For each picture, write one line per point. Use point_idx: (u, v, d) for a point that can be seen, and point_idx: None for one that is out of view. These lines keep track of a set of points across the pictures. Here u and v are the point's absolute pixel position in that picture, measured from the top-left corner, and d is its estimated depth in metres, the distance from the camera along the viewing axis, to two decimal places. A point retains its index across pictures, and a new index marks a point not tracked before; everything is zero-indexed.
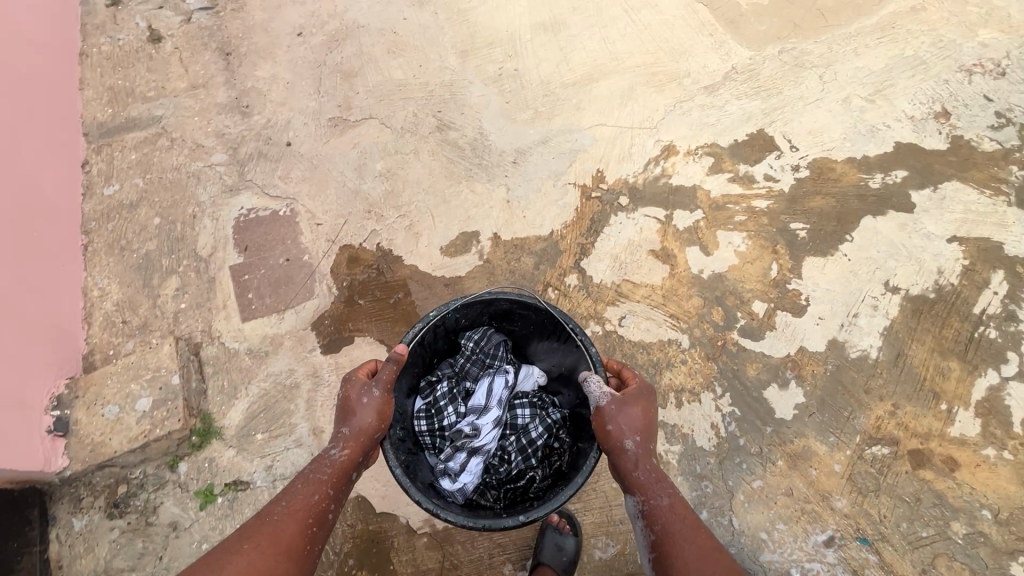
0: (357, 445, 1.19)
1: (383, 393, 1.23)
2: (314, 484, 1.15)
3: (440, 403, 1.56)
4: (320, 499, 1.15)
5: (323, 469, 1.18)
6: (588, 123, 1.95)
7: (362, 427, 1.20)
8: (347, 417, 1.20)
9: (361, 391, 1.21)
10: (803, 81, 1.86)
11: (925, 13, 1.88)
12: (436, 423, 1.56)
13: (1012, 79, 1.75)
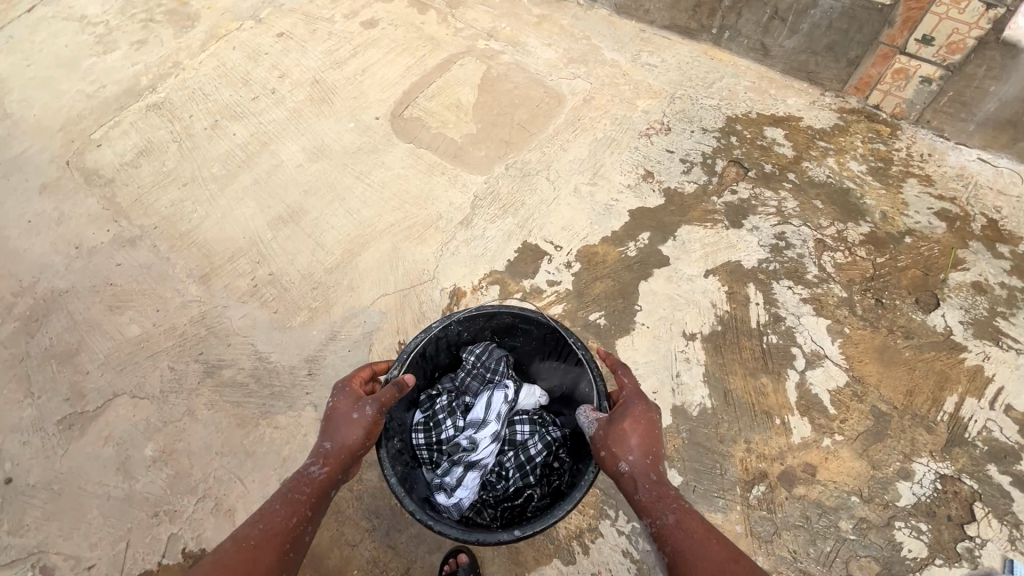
0: (338, 464, 1.24)
1: (377, 408, 1.29)
2: (293, 503, 1.16)
3: (439, 416, 1.58)
4: (300, 520, 1.15)
5: (300, 489, 1.20)
6: (369, 298, 1.88)
7: (343, 445, 1.24)
8: (331, 433, 1.25)
9: (356, 406, 1.27)
10: (536, 187, 2.05)
11: (595, 102, 2.26)
12: (434, 433, 1.57)
13: (677, 129, 2.14)
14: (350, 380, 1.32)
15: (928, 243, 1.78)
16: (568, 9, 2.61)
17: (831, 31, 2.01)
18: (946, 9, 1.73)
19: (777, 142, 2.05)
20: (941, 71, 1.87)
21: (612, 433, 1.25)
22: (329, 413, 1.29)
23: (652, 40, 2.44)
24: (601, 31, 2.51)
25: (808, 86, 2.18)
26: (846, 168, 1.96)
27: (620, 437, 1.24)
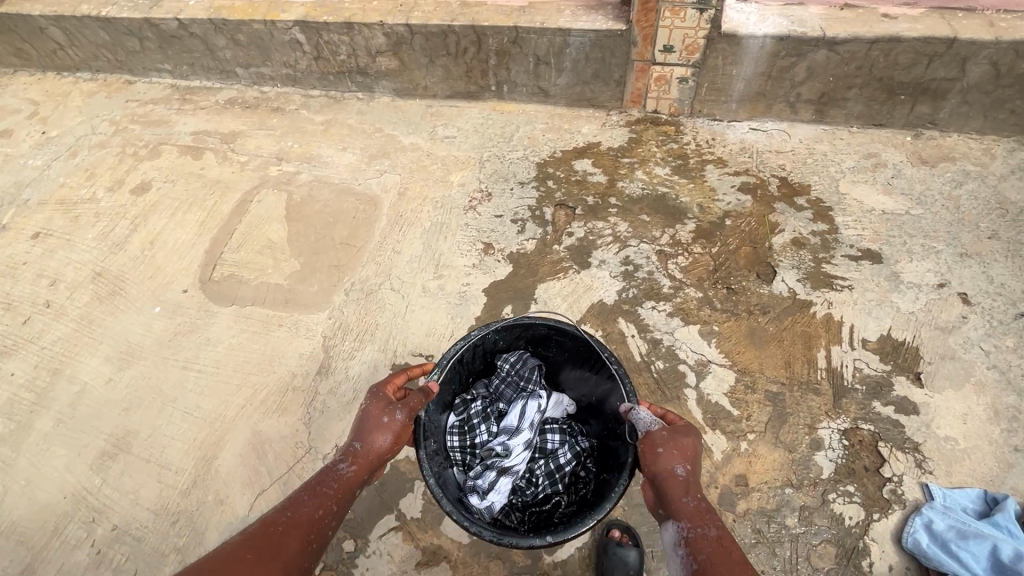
0: (363, 464, 1.29)
1: (406, 415, 1.35)
2: (322, 496, 1.21)
3: (474, 420, 1.68)
4: (325, 512, 1.19)
5: (328, 484, 1.25)
6: (245, 504, 1.61)
7: (374, 447, 1.30)
8: (363, 436, 1.32)
9: (386, 410, 1.34)
10: (384, 301, 1.91)
11: (411, 191, 2.20)
12: (468, 438, 1.67)
13: (498, 191, 2.14)
14: (384, 385, 1.39)
15: (744, 218, 1.93)
16: (351, 108, 2.55)
17: (591, 61, 2.15)
18: (671, 21, 1.92)
19: (589, 172, 2.14)
20: (690, 70, 2.06)
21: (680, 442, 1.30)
22: (360, 415, 1.36)
23: (441, 113, 2.45)
24: (391, 120, 2.47)
25: (594, 111, 2.32)
26: (655, 176, 2.09)
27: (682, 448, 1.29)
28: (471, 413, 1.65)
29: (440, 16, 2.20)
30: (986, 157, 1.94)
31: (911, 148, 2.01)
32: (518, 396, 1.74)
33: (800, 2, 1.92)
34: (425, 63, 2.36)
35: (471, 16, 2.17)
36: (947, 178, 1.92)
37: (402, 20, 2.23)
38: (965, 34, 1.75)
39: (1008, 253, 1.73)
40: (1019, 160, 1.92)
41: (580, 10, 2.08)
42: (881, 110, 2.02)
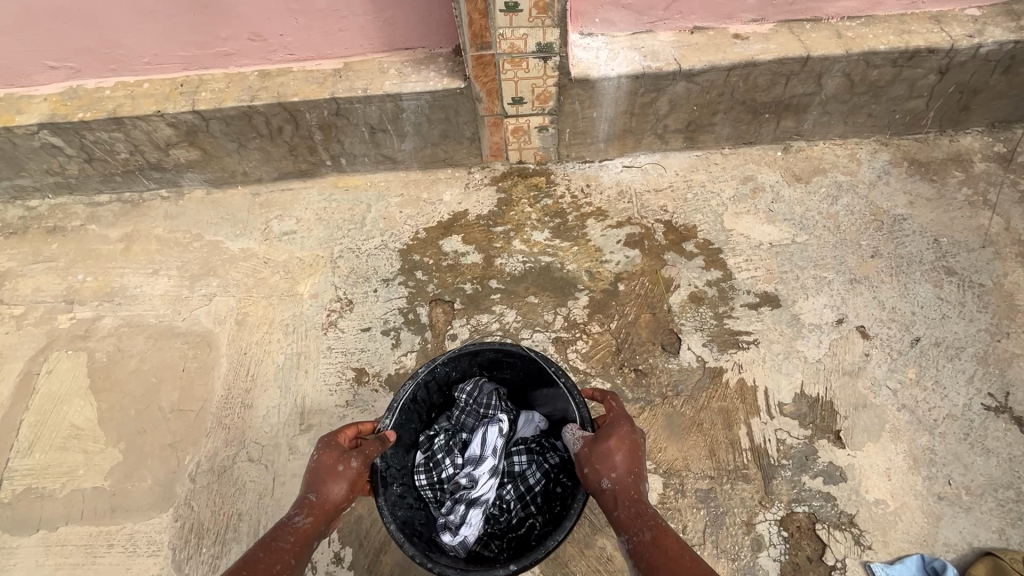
0: (322, 513, 1.23)
1: (360, 458, 1.28)
2: (276, 552, 1.12)
3: (437, 454, 1.49)
4: (281, 567, 1.11)
5: (284, 539, 1.17)
6: None
7: (325, 498, 1.22)
8: (319, 486, 1.24)
9: (341, 458, 1.27)
10: (244, 479, 1.54)
11: (252, 317, 1.78)
12: (433, 475, 1.46)
13: (359, 296, 1.79)
14: (337, 433, 1.31)
15: (637, 279, 1.75)
16: (155, 212, 2.04)
17: (435, 123, 1.82)
18: (514, 73, 1.64)
19: (460, 251, 1.84)
20: (547, 118, 1.81)
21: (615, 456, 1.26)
22: (313, 466, 1.28)
23: (273, 201, 2.02)
24: (211, 221, 2.01)
25: (453, 172, 2.01)
26: (534, 243, 1.84)
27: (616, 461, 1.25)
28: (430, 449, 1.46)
29: (235, 94, 1.75)
30: (853, 163, 1.90)
31: (783, 165, 1.92)
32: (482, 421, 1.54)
33: (648, 28, 1.72)
34: (235, 148, 1.90)
35: (275, 91, 1.74)
36: (822, 195, 1.85)
37: (187, 106, 1.75)
38: (816, 51, 1.64)
39: (892, 271, 1.69)
40: (882, 162, 1.89)
41: (408, 68, 1.74)
42: (748, 130, 1.90)
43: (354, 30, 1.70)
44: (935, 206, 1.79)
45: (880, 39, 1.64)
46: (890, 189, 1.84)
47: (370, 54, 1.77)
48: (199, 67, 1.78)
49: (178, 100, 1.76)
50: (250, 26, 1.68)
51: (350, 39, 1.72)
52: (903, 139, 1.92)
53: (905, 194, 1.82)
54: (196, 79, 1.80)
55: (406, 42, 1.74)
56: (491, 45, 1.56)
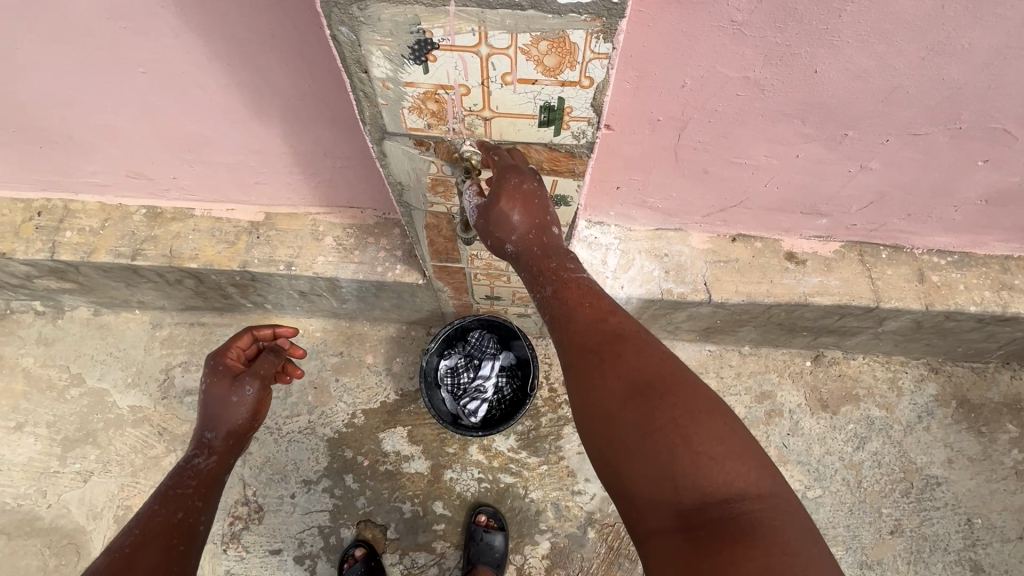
0: (229, 449, 1.02)
1: (257, 384, 1.02)
2: (177, 500, 0.93)
3: (449, 372, 1.36)
4: (189, 515, 0.93)
5: (185, 477, 0.97)
6: None
7: (233, 428, 1.02)
8: (216, 421, 1.00)
9: (232, 387, 1.01)
10: None
11: (135, 513, 1.44)
12: (455, 378, 1.36)
13: (271, 502, 1.46)
14: (224, 355, 1.04)
15: (611, 523, 1.45)
16: (26, 331, 1.59)
17: (384, 298, 1.39)
18: (489, 281, 1.22)
19: (403, 453, 1.50)
20: (531, 311, 1.40)
21: (511, 181, 0.70)
22: (203, 397, 1.02)
23: (178, 338, 1.60)
24: (96, 358, 1.58)
25: (409, 329, 1.61)
26: (495, 453, 1.50)
27: (534, 206, 0.73)
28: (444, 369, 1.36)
29: (111, 241, 1.29)
30: (892, 394, 1.55)
31: (810, 382, 1.56)
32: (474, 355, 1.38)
33: (679, 226, 1.27)
34: (122, 285, 1.44)
35: (168, 246, 1.28)
36: (848, 433, 1.52)
37: (45, 249, 1.28)
38: (888, 300, 1.26)
39: (910, 557, 1.42)
40: (927, 395, 1.55)
41: (352, 239, 1.29)
42: (778, 338, 1.52)
43: (276, 185, 1.21)
44: (977, 471, 1.49)
45: (972, 294, 1.26)
46: (929, 437, 1.52)
47: (301, 206, 1.29)
48: (62, 190, 1.28)
49: (32, 238, 1.29)
50: (127, 165, 1.17)
51: (273, 192, 1.24)
52: (958, 366, 1.57)
53: (944, 447, 1.51)
54: (60, 205, 1.30)
55: (351, 202, 1.26)
56: (461, 261, 1.12)
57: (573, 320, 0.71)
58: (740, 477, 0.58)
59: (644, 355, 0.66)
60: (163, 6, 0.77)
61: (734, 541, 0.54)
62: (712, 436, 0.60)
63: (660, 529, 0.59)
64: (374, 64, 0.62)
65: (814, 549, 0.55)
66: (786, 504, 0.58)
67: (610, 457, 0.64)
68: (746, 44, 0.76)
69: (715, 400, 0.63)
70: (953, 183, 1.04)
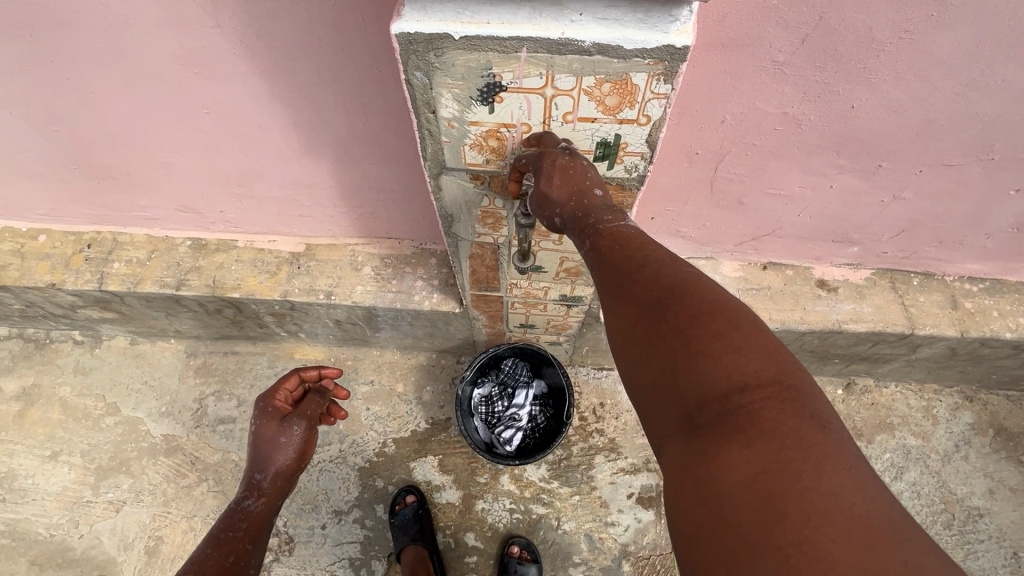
0: (276, 489, 1.08)
1: (303, 426, 1.08)
2: (229, 543, 1.00)
3: (483, 401, 1.37)
4: (239, 557, 1.00)
5: (236, 519, 1.03)
6: None
7: (281, 471, 1.06)
8: (266, 462, 1.05)
9: (281, 430, 1.06)
10: None
11: (166, 544, 1.44)
12: (489, 407, 1.37)
13: (302, 533, 1.45)
14: (273, 397, 1.10)
15: (646, 556, 1.42)
16: (64, 361, 1.62)
17: (418, 326, 1.41)
18: (526, 310, 1.24)
19: (434, 483, 1.49)
20: (563, 339, 1.42)
21: (570, 163, 0.66)
22: (254, 437, 1.07)
23: (212, 367, 1.62)
24: (131, 387, 1.60)
25: (439, 357, 1.62)
26: (526, 483, 1.48)
27: (573, 177, 0.65)
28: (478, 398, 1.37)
29: (157, 272, 1.33)
30: (927, 422, 1.54)
31: (842, 411, 1.55)
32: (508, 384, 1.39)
33: (710, 255, 1.30)
34: (162, 315, 1.48)
35: (211, 276, 1.32)
36: (884, 463, 1.50)
37: (93, 280, 1.33)
38: (922, 327, 1.27)
39: None
40: (963, 424, 1.53)
41: (390, 268, 1.32)
42: (809, 366, 1.51)
43: (319, 217, 1.25)
44: (1020, 502, 1.45)
45: (1006, 321, 1.26)
46: (968, 467, 1.49)
47: (341, 237, 1.33)
48: (112, 223, 1.33)
49: (81, 270, 1.33)
50: (177, 199, 1.22)
51: (315, 223, 1.28)
52: (992, 393, 1.56)
53: (984, 477, 1.48)
54: (109, 238, 1.35)
55: (389, 233, 1.30)
56: (500, 289, 1.15)
57: (604, 263, 0.60)
58: (742, 370, 0.47)
59: (659, 269, 0.57)
60: (235, 53, 0.82)
61: (728, 440, 0.45)
62: (714, 333, 0.50)
63: (665, 439, 0.51)
64: (443, 105, 0.65)
65: (822, 440, 0.43)
66: (798, 398, 0.46)
67: (626, 374, 0.57)
68: (786, 82, 0.80)
69: (727, 300, 0.53)
70: (984, 212, 1.06)
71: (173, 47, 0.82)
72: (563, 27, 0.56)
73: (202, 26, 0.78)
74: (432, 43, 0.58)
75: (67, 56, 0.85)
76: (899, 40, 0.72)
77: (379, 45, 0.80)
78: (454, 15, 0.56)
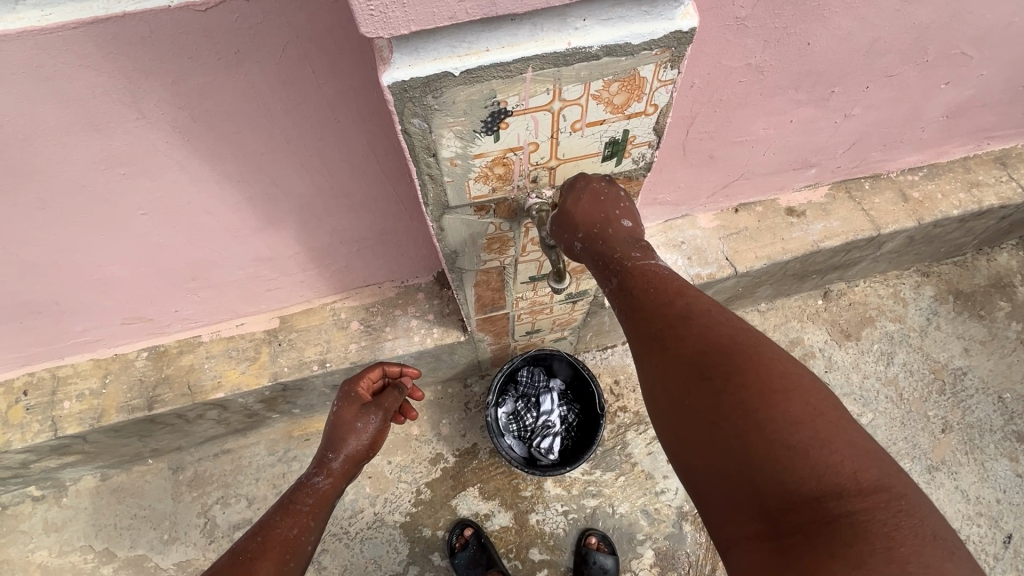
0: (345, 474, 1.00)
1: (378, 413, 1.04)
2: (294, 515, 0.92)
3: (512, 419, 1.34)
4: (302, 531, 0.91)
5: (302, 498, 0.95)
6: None
7: (350, 454, 1.01)
8: (339, 443, 1.00)
9: (358, 415, 1.02)
10: None
11: None
12: (519, 422, 1.34)
13: None
14: (357, 381, 1.06)
15: None
16: (29, 524, 1.41)
17: (422, 364, 1.34)
18: (532, 317, 1.21)
19: (482, 512, 1.45)
20: (568, 334, 1.40)
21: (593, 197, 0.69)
22: (330, 418, 1.03)
23: (207, 474, 1.46)
24: (121, 525, 1.42)
25: (446, 387, 1.56)
26: (571, 482, 1.47)
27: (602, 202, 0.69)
28: (506, 419, 1.34)
29: (120, 398, 1.17)
30: (899, 305, 1.67)
31: (828, 318, 1.65)
32: (531, 393, 1.36)
33: (686, 212, 1.31)
34: (135, 440, 1.31)
35: (185, 383, 1.18)
36: (875, 354, 1.62)
37: (45, 429, 1.15)
38: (885, 226, 1.36)
39: (966, 447, 1.53)
40: (928, 298, 1.68)
41: (378, 316, 1.24)
42: (791, 287, 1.59)
43: (289, 287, 1.14)
44: (991, 351, 1.62)
45: (950, 199, 1.38)
46: (943, 334, 1.64)
47: (316, 300, 1.23)
48: (47, 360, 1.15)
49: (26, 422, 1.15)
50: (121, 313, 1.07)
51: (285, 294, 1.17)
52: (943, 264, 1.71)
53: (958, 339, 1.64)
54: (46, 376, 1.17)
55: (367, 281, 1.21)
56: (505, 306, 1.10)
57: (638, 307, 0.64)
58: (836, 468, 0.50)
59: (707, 325, 0.60)
60: (168, 141, 0.71)
61: (837, 557, 0.47)
62: (796, 423, 0.52)
63: (744, 537, 0.53)
64: (444, 146, 0.60)
65: (936, 556, 0.47)
66: (903, 502, 0.50)
67: (683, 451, 0.59)
68: (747, 35, 0.80)
69: (799, 383, 0.55)
70: (920, 109, 1.14)
71: (92, 153, 0.70)
72: (568, 37, 0.52)
73: (124, 121, 0.67)
74: (430, 85, 0.52)
75: None
76: None
77: (335, 94, 0.72)
78: (449, 50, 0.50)
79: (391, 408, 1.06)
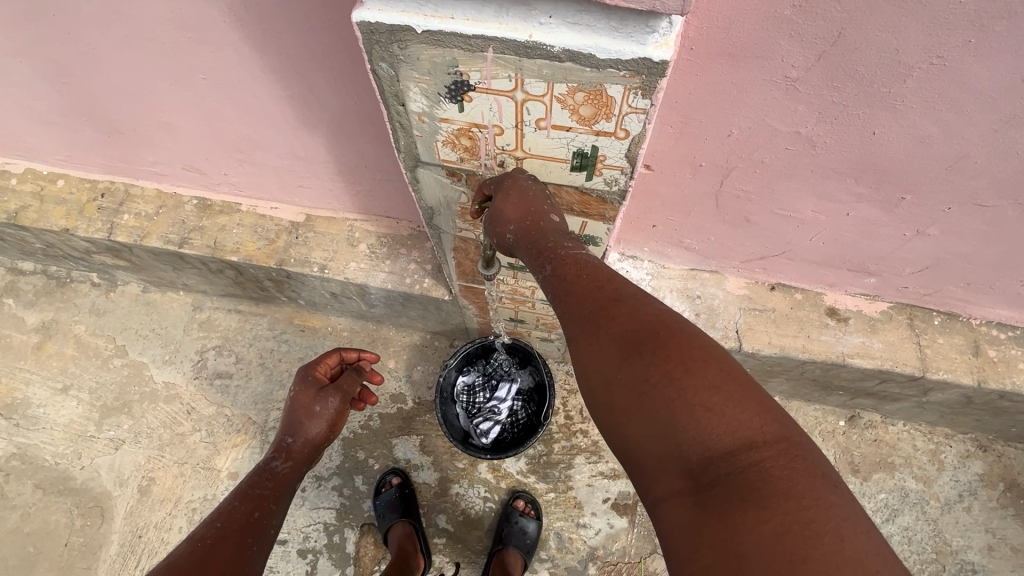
0: (302, 459, 1.08)
1: (338, 398, 1.11)
2: (255, 500, 0.96)
3: (466, 391, 1.37)
4: (263, 514, 0.95)
5: (261, 483, 1.00)
6: None
7: (311, 437, 1.08)
8: (299, 428, 1.08)
9: (316, 399, 1.09)
10: None
11: (158, 486, 1.51)
12: (471, 396, 1.37)
13: None
14: (314, 367, 1.13)
15: (614, 562, 1.41)
16: (81, 301, 1.70)
17: (410, 307, 1.41)
18: (514, 306, 1.22)
19: (413, 462, 1.51)
20: (554, 338, 1.39)
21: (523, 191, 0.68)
22: (289, 405, 1.10)
23: (216, 323, 1.66)
24: (140, 333, 1.66)
25: (433, 339, 1.62)
26: (503, 474, 1.49)
27: (531, 198, 0.68)
28: (461, 388, 1.37)
29: (163, 228, 1.36)
30: (932, 467, 1.45)
31: (842, 443, 1.48)
32: (493, 377, 1.38)
33: (715, 268, 1.23)
34: (170, 269, 1.52)
35: (213, 237, 1.34)
36: (878, 503, 1.43)
37: (103, 228, 1.37)
38: (936, 371, 1.18)
39: None
40: (971, 474, 1.44)
41: (385, 247, 1.32)
42: (811, 393, 1.44)
43: (318, 190, 1.24)
44: (1019, 563, 1.37)
45: None
46: (969, 519, 1.40)
47: (341, 212, 1.32)
48: (125, 176, 1.36)
49: (94, 217, 1.37)
50: (183, 159, 1.23)
51: (314, 196, 1.27)
52: (1009, 446, 1.45)
53: (984, 532, 1.39)
54: (121, 189, 1.38)
55: (387, 212, 1.29)
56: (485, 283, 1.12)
57: (570, 292, 0.64)
58: (746, 424, 0.51)
59: (638, 305, 0.61)
60: (225, 20, 0.80)
61: (745, 501, 0.47)
62: (711, 386, 0.53)
63: (670, 495, 0.52)
64: (411, 99, 0.62)
65: (831, 497, 0.46)
66: (803, 451, 0.50)
67: (616, 426, 0.58)
68: (799, 100, 0.72)
69: (718, 352, 0.56)
70: (1020, 259, 0.96)
71: (166, 10, 0.81)
72: (530, 30, 0.51)
73: None
74: (394, 35, 0.54)
75: (66, 10, 0.85)
76: (929, 65, 0.64)
77: None
78: (417, 7, 0.52)
79: (351, 390, 1.14)
